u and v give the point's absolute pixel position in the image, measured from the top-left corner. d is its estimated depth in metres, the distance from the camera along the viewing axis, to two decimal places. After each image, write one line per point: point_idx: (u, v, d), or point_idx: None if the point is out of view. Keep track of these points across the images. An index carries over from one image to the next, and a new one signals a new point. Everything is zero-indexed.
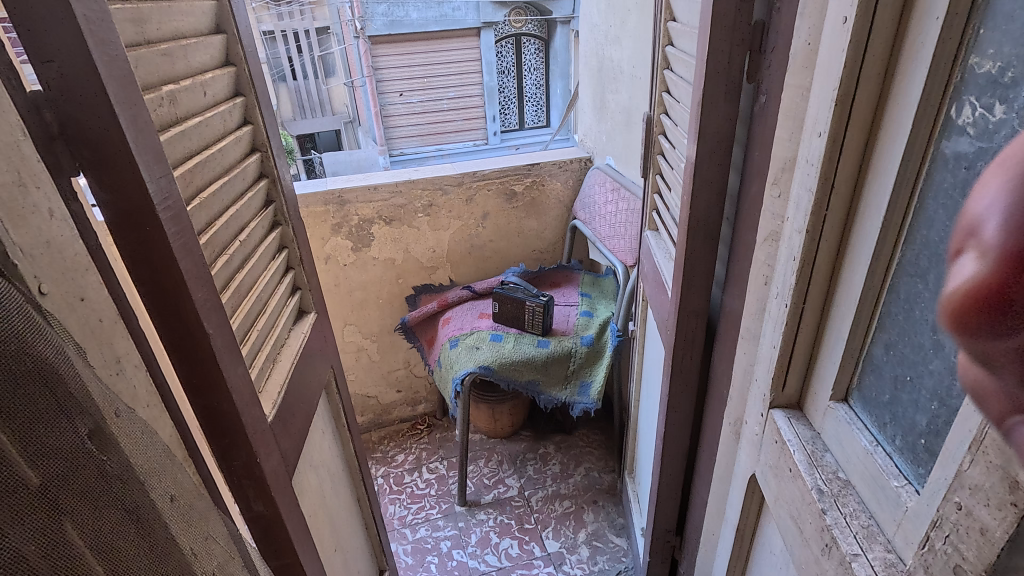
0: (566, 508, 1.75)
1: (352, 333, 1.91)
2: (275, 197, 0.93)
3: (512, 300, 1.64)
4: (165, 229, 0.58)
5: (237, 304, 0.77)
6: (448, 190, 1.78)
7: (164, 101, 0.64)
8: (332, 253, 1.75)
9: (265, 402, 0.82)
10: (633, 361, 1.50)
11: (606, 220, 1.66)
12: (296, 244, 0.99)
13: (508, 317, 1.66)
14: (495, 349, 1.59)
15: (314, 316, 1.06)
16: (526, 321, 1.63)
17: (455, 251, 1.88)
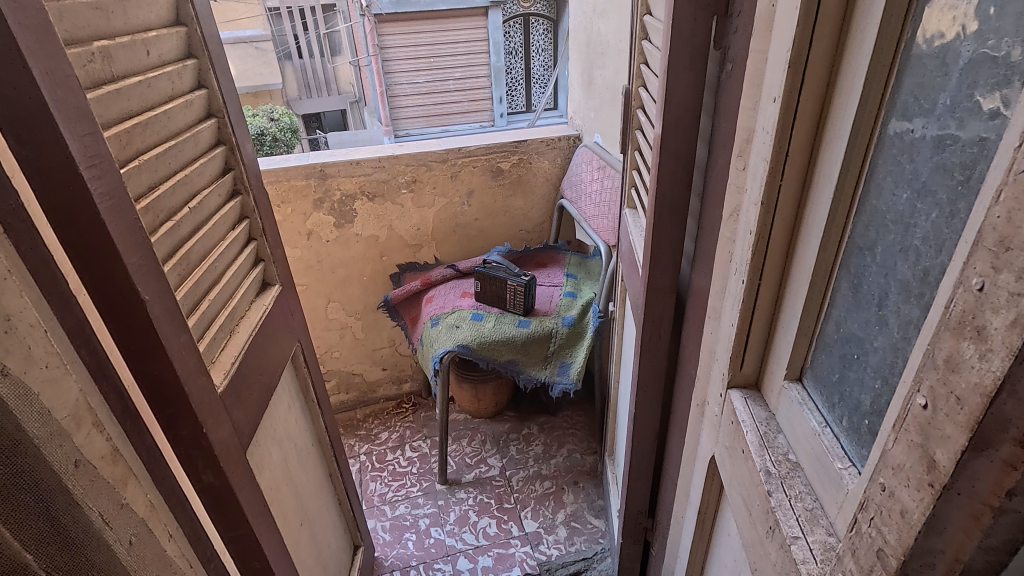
0: (546, 489, 1.75)
1: (336, 310, 1.89)
2: (234, 164, 0.91)
3: (493, 279, 1.62)
4: (90, 188, 0.57)
5: (184, 271, 0.76)
6: (432, 166, 1.75)
7: (96, 57, 0.62)
8: (314, 228, 1.73)
9: (217, 373, 0.80)
10: (613, 342, 1.48)
11: (592, 200, 1.63)
12: (258, 215, 0.97)
13: (489, 296, 1.64)
14: (474, 328, 1.57)
15: (279, 289, 1.04)
16: (507, 301, 1.61)
17: (441, 229, 1.86)
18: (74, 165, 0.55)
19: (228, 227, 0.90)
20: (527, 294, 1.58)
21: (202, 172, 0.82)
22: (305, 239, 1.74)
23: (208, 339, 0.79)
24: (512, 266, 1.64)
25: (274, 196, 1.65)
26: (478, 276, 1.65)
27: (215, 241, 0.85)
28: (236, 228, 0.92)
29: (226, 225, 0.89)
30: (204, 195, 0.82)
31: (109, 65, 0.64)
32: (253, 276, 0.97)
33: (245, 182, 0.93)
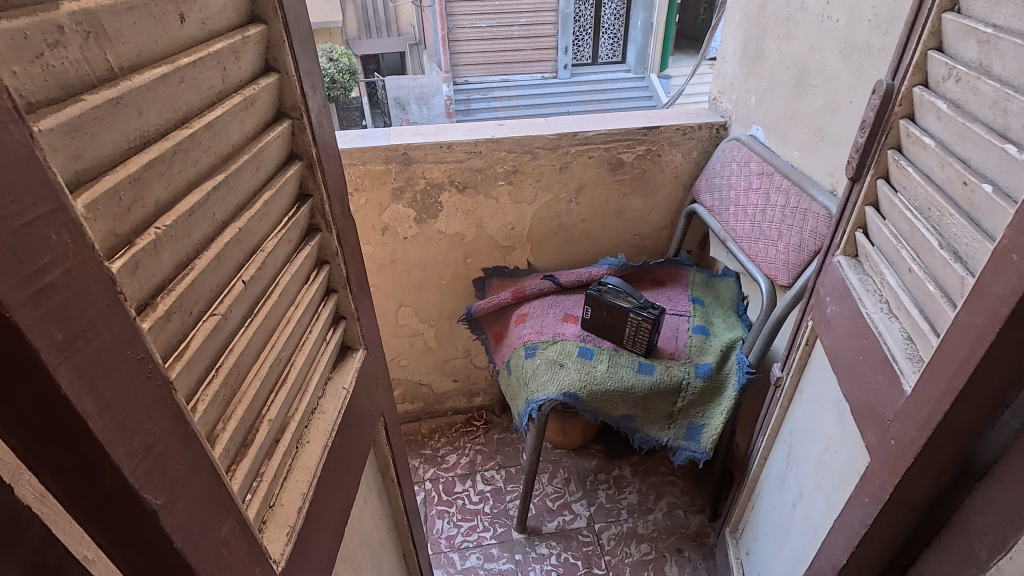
0: (643, 555, 1.48)
1: (408, 315, 1.62)
2: (309, 187, 0.60)
3: (609, 308, 1.29)
4: (34, 338, 0.25)
5: (231, 388, 0.46)
6: (538, 154, 1.40)
7: (74, 35, 0.30)
8: (391, 222, 1.43)
9: (276, 536, 0.51)
10: (768, 412, 1.15)
11: (749, 215, 1.25)
12: (342, 257, 0.66)
13: (601, 326, 1.32)
14: (582, 369, 1.26)
15: (364, 353, 0.74)
16: (624, 336, 1.29)
17: (539, 229, 1.52)
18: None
19: (300, 285, 0.59)
20: (652, 333, 1.25)
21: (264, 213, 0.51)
22: (380, 234, 1.44)
23: (266, 482, 0.50)
24: (633, 291, 1.30)
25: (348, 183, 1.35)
26: (587, 300, 1.33)
27: (281, 316, 0.55)
28: (311, 283, 0.61)
29: (297, 284, 0.58)
30: (269, 251, 0.51)
31: (103, 49, 0.33)
32: (332, 345, 0.67)
33: (325, 213, 0.62)
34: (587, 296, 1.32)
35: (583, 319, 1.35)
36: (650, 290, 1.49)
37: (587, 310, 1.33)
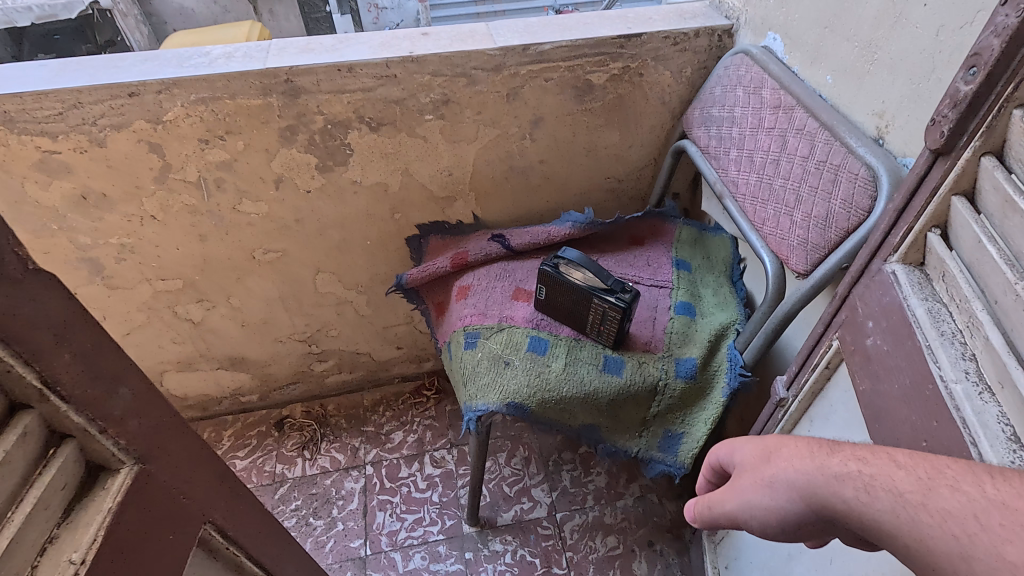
0: (608, 549, 1.32)
1: (329, 282, 1.32)
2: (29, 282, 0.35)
3: (566, 289, 1.00)
4: None
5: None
6: (476, 77, 1.03)
7: None
8: (286, 173, 1.08)
9: None
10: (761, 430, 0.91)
11: (757, 165, 0.93)
12: (14, 353, 0.35)
13: (558, 309, 1.04)
14: (532, 368, 0.99)
15: (136, 467, 0.45)
16: (586, 323, 1.02)
17: (485, 176, 1.19)
18: None
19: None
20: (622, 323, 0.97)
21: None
22: (275, 189, 1.10)
23: None
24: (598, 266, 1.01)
25: (215, 123, 0.99)
26: (540, 278, 1.03)
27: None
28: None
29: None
30: None
31: None
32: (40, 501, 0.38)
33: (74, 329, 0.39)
34: (539, 273, 1.03)
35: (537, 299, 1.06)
36: (624, 253, 1.20)
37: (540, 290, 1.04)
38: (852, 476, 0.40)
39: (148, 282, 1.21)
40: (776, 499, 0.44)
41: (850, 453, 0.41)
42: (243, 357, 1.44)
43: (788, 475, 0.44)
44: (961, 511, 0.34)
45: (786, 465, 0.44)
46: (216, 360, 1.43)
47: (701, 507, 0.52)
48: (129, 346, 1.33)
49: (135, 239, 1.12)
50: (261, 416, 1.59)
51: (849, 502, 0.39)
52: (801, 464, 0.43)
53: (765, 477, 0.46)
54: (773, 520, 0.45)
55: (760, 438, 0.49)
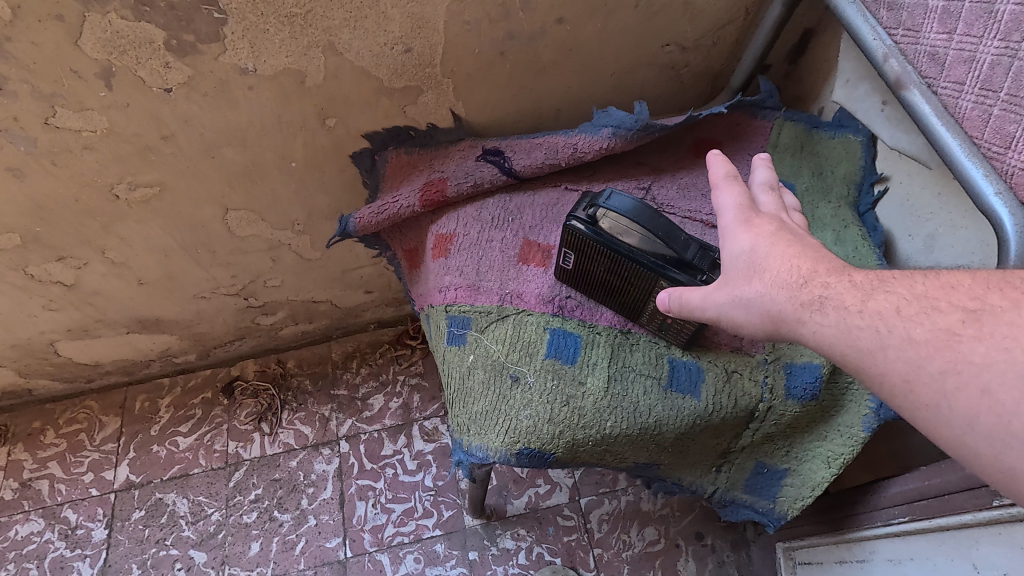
0: (647, 544, 1.06)
1: (249, 223, 0.90)
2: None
3: (612, 262, 0.60)
4: None
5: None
6: None
7: None
8: (115, 61, 0.62)
9: None
10: (954, 490, 0.56)
11: (1001, 22, 0.47)
12: None
13: (593, 285, 0.64)
14: (553, 390, 0.62)
15: None
16: (640, 309, 0.63)
17: (466, 50, 0.71)
18: None
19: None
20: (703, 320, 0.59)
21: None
22: (108, 90, 0.65)
23: None
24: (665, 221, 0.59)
25: None
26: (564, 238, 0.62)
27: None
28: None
29: None
30: None
31: None
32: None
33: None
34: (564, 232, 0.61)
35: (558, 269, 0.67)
36: (693, 174, 0.76)
37: (564, 257, 0.64)
38: (818, 301, 0.44)
39: None
40: (746, 314, 0.48)
41: (822, 278, 0.45)
42: (157, 318, 1.07)
43: (766, 297, 0.47)
44: (882, 303, 0.41)
45: (771, 289, 0.46)
46: (120, 324, 1.06)
47: (668, 300, 0.54)
48: None
49: None
50: (204, 378, 1.26)
51: (809, 325, 0.44)
52: (781, 277, 0.46)
53: (741, 296, 0.48)
54: (742, 331, 0.50)
55: (743, 231, 0.50)
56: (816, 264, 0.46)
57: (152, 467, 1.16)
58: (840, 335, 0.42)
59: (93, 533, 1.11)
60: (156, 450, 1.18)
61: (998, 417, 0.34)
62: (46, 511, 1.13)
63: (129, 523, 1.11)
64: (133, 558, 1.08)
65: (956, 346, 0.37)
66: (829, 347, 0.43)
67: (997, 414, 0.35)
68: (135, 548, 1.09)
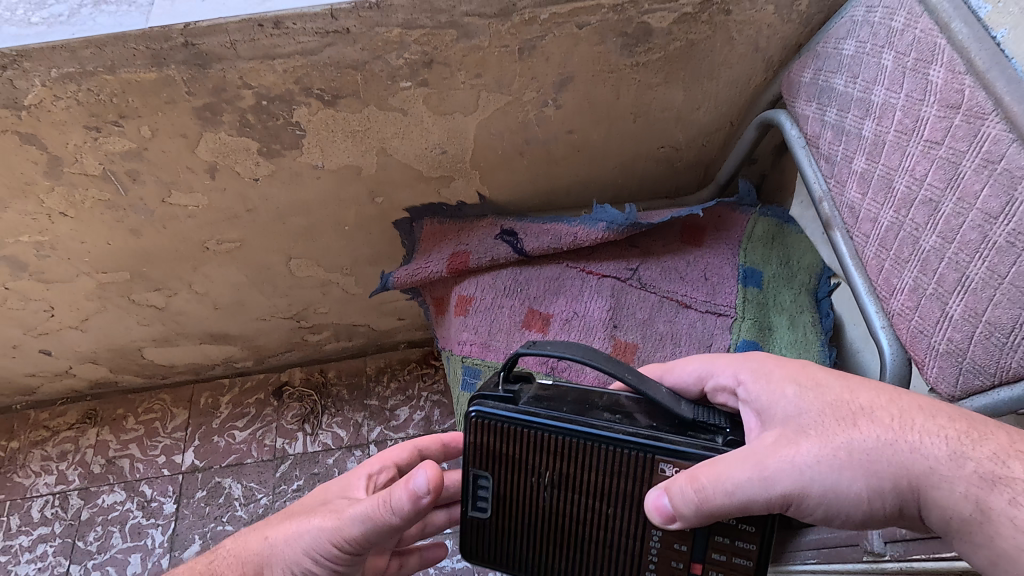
0: None
1: (306, 267, 1.09)
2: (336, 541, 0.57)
3: (563, 462, 0.50)
4: None
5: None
6: (473, 28, 0.68)
7: None
8: (219, 159, 0.80)
9: None
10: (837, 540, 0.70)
11: (896, 198, 0.61)
12: None
13: (544, 536, 0.53)
14: (557, 564, 0.53)
15: None
16: (636, 548, 0.50)
17: (491, 150, 0.87)
18: None
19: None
20: (765, 531, 0.47)
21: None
22: (211, 178, 0.83)
23: None
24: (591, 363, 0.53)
25: (101, 106, 0.70)
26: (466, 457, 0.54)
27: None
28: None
29: None
30: None
31: None
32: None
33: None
34: (466, 440, 0.54)
35: (480, 529, 0.55)
36: (675, 258, 0.91)
37: (478, 501, 0.54)
38: (1005, 484, 0.38)
39: (88, 275, 1.01)
40: (855, 476, 0.42)
41: (1001, 446, 0.40)
42: (225, 333, 1.27)
43: (925, 453, 0.41)
44: None
45: (930, 443, 0.41)
46: (195, 336, 1.27)
47: (684, 502, 0.44)
48: (92, 329, 1.17)
49: (51, 235, 0.89)
50: (258, 381, 1.46)
51: (995, 512, 0.38)
52: (930, 437, 0.42)
53: (852, 446, 0.43)
54: (844, 499, 0.43)
55: (793, 381, 0.48)
56: (967, 416, 0.43)
57: (213, 455, 1.38)
58: None
59: (164, 506, 1.32)
60: (217, 440, 1.40)
61: None
62: (128, 484, 1.35)
63: (194, 500, 1.33)
64: (196, 529, 1.30)
65: None
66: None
67: None
68: (197, 521, 1.30)
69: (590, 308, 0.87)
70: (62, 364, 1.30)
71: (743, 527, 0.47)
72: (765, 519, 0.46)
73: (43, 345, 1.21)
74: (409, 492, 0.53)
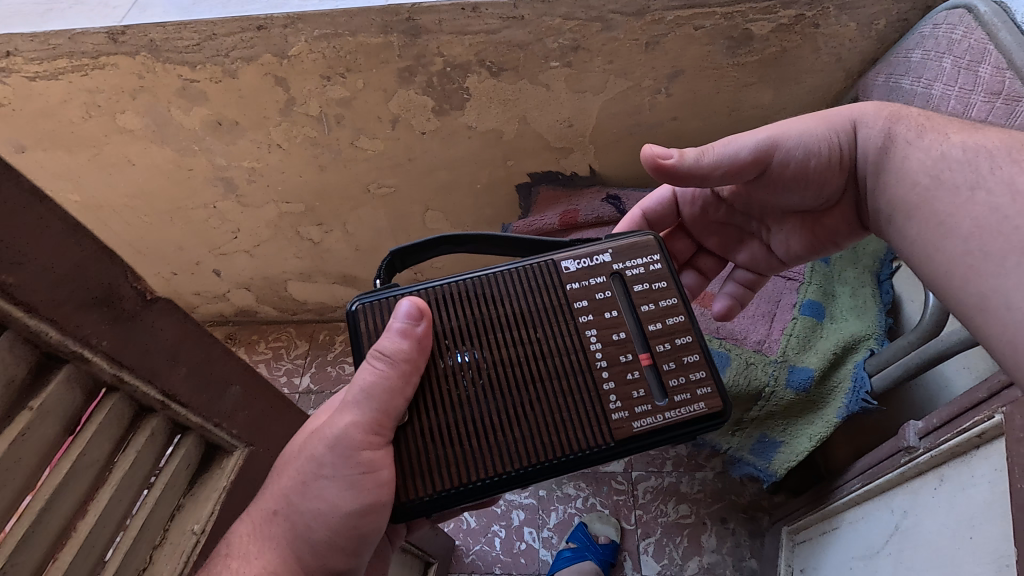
0: (680, 517, 1.33)
1: (437, 220, 1.33)
2: (367, 426, 0.50)
3: (473, 306, 0.56)
4: None
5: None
6: (614, 23, 0.90)
7: None
8: (403, 113, 1.05)
9: None
10: (876, 462, 0.83)
11: None
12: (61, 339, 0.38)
13: (485, 403, 0.53)
14: (515, 435, 0.53)
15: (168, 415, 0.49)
16: (582, 361, 0.55)
17: (608, 128, 1.08)
18: None
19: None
20: (675, 288, 0.57)
21: (376, 521, 0.51)
22: (391, 128, 1.09)
23: None
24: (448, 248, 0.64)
25: (336, 61, 0.97)
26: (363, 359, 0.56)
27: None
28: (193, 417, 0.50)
29: None
30: None
31: None
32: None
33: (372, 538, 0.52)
34: (358, 335, 0.56)
35: (411, 442, 0.53)
36: None
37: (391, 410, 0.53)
38: (899, 118, 0.63)
39: (275, 204, 1.28)
40: (818, 128, 0.66)
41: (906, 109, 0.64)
42: (355, 276, 1.53)
43: (863, 109, 0.66)
44: (955, 133, 0.58)
45: (858, 106, 0.67)
46: (331, 275, 1.53)
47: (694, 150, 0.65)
48: (258, 255, 1.46)
49: (264, 165, 1.17)
50: None
51: (901, 137, 0.62)
52: (856, 107, 0.67)
53: (807, 116, 0.68)
54: (814, 141, 0.66)
55: None
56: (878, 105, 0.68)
57: (326, 381, 1.62)
58: (931, 148, 0.59)
59: None
60: (330, 370, 1.64)
61: (987, 230, 0.52)
62: None
63: None
64: None
65: (982, 161, 0.54)
66: (913, 170, 0.59)
67: (989, 217, 0.52)
68: None
69: None
70: (223, 287, 1.59)
71: (659, 288, 0.57)
72: (667, 273, 0.58)
73: (217, 265, 1.50)
74: (404, 334, 0.52)
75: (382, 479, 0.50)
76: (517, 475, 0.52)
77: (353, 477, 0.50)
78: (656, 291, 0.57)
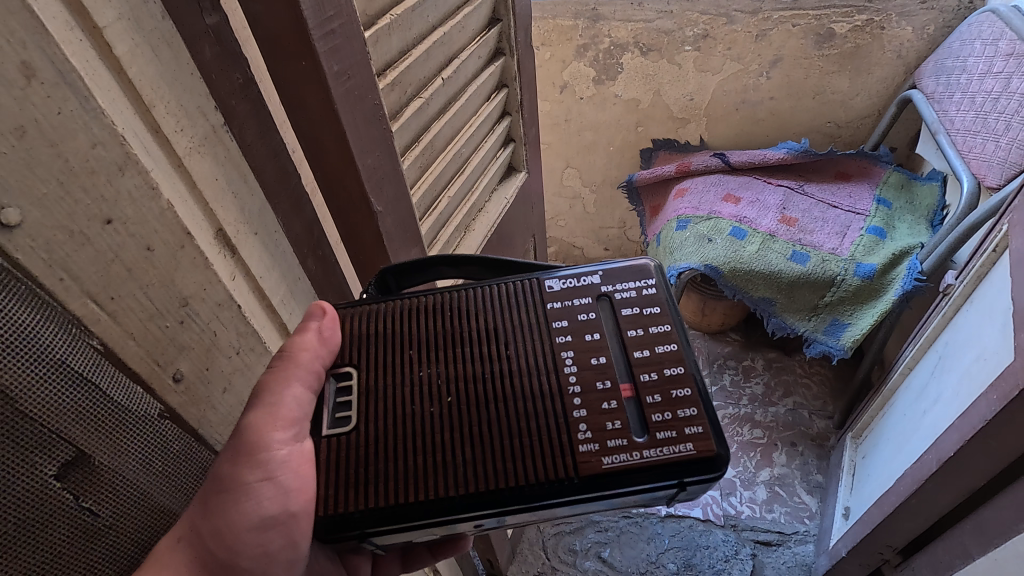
0: (754, 438, 1.54)
1: (572, 177, 1.70)
2: (267, 428, 0.40)
3: (426, 316, 0.47)
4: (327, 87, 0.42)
5: (150, 147, 0.33)
6: (735, 18, 1.31)
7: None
8: (571, 81, 1.48)
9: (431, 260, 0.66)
10: (928, 321, 1.09)
11: (976, 104, 1.08)
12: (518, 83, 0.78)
13: (428, 417, 0.42)
14: (458, 457, 0.40)
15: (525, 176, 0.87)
16: (554, 385, 0.43)
17: (720, 104, 1.47)
18: (307, 33, 0.39)
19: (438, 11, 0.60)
20: (673, 315, 0.46)
21: (286, 535, 0.41)
22: (559, 92, 1.51)
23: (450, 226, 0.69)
24: (446, 274, 0.53)
25: (537, 36, 1.42)
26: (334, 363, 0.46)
27: (269, 20, 0.38)
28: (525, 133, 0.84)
29: None
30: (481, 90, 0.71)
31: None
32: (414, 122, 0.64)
33: (287, 559, 0.41)
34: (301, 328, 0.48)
35: (334, 458, 0.41)
36: (831, 185, 1.38)
37: (338, 414, 0.43)
38: None
39: None
40: None
41: None
42: None
43: None
44: None
45: None
46: None
47: None
48: None
49: None
50: None
51: None
52: None
53: None
54: None
55: None
56: None
57: None
58: None
59: None
60: None
61: None
62: None
63: None
64: None
65: None
66: None
67: None
68: None
69: (766, 198, 1.36)
70: None
71: (651, 314, 0.46)
72: (665, 300, 0.46)
73: None
74: (311, 332, 0.44)
75: (287, 487, 0.40)
76: (451, 508, 0.39)
77: (252, 483, 0.40)
78: (646, 316, 0.45)
